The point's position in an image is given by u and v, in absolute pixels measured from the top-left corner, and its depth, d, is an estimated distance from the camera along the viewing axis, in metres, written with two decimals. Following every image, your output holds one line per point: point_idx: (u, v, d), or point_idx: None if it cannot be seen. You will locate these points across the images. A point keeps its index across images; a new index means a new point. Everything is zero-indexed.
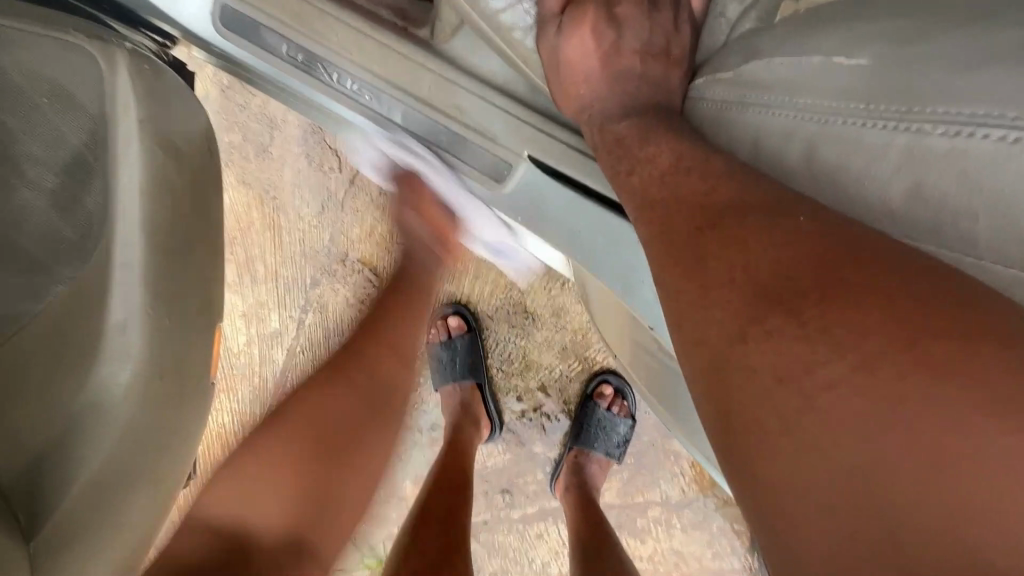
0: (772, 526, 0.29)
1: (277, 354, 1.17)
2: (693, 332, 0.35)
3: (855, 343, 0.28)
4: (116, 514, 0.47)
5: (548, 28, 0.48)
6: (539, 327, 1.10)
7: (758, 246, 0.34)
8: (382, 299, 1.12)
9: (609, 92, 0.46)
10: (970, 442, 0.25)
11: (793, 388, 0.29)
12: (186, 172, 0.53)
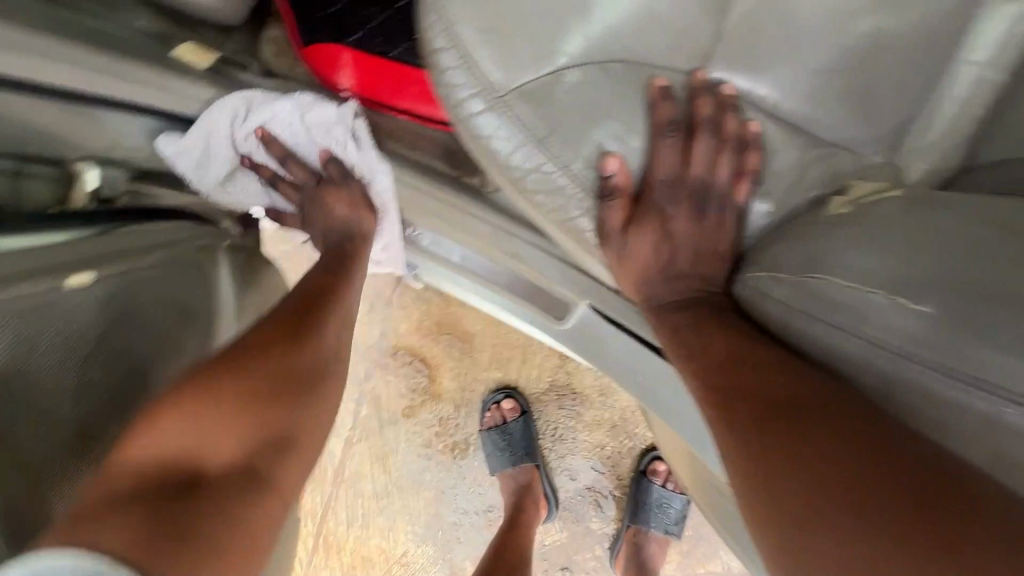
0: None
1: (335, 445, 1.22)
2: (731, 459, 0.35)
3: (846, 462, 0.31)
4: None
5: (609, 241, 0.44)
6: (588, 407, 1.12)
7: (776, 408, 0.35)
8: (433, 388, 1.16)
9: (667, 286, 0.46)
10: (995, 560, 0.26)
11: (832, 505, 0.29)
12: None
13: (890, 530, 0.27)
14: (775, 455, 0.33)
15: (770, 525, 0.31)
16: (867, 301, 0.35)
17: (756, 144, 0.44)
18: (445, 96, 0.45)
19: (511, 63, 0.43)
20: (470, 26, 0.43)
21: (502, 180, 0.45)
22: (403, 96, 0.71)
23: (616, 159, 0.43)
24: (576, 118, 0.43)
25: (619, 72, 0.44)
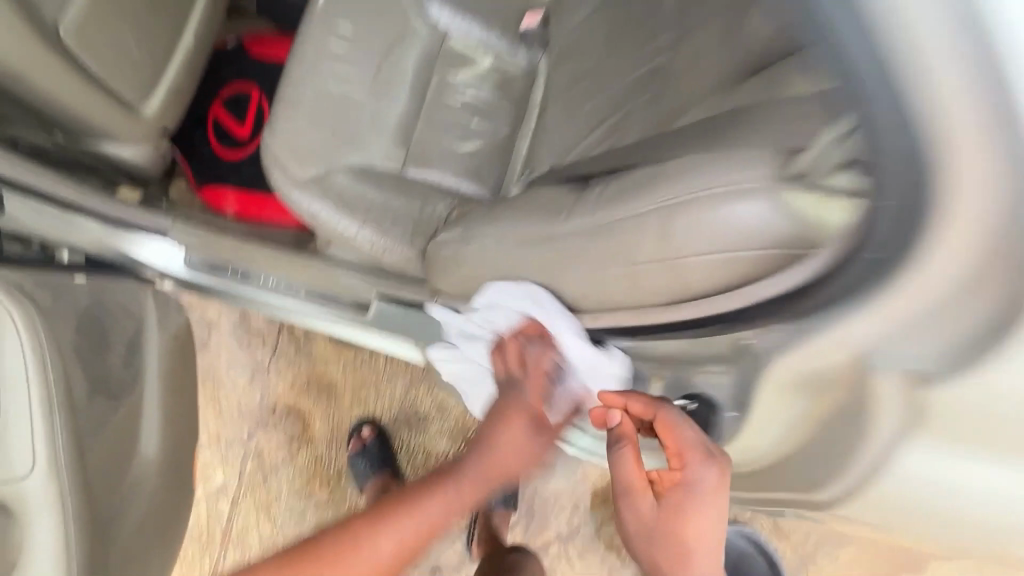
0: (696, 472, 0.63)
1: (224, 505, 1.43)
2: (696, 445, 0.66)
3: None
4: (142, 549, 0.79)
5: (357, 234, 0.95)
6: (430, 423, 1.47)
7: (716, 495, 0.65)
8: (307, 433, 1.47)
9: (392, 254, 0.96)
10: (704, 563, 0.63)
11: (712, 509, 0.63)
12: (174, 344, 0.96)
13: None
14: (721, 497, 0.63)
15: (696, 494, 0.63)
16: (452, 231, 0.87)
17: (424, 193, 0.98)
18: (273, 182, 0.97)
19: (302, 164, 0.95)
20: (282, 153, 0.96)
21: (304, 216, 0.96)
22: (267, 210, 1.21)
23: (355, 198, 0.95)
24: (335, 184, 0.95)
25: (355, 167, 0.97)
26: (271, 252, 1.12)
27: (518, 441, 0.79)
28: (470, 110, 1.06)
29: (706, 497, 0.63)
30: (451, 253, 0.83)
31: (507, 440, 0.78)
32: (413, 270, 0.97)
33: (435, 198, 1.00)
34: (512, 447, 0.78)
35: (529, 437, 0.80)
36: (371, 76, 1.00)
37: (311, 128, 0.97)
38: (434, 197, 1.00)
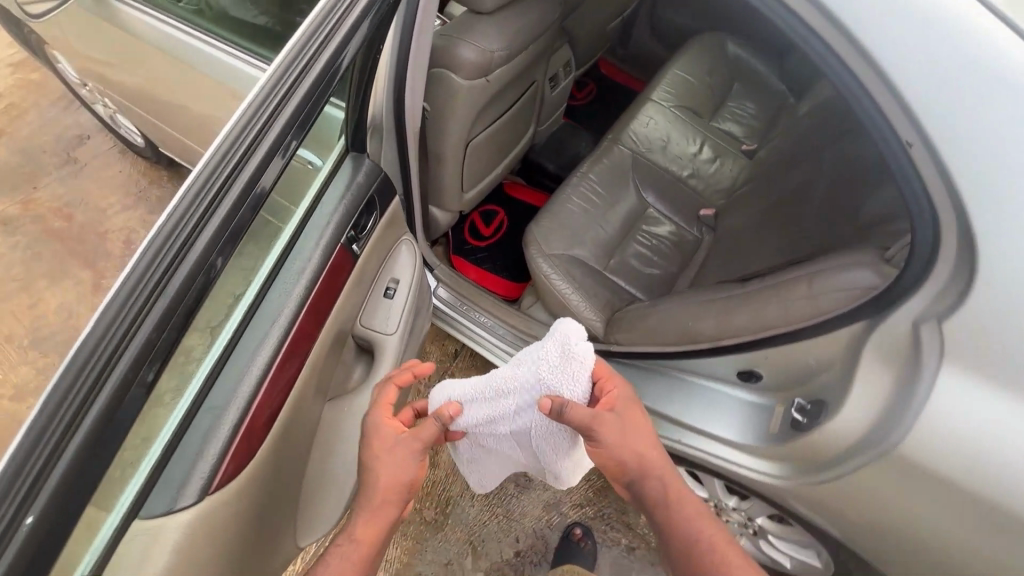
0: (622, 408, 0.91)
1: None
2: (615, 396, 0.92)
3: (698, 508, 0.92)
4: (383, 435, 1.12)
5: (571, 295, 1.42)
6: (534, 488, 1.70)
7: (636, 419, 0.93)
8: (434, 457, 1.76)
9: (588, 315, 1.40)
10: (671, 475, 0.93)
11: (643, 417, 0.94)
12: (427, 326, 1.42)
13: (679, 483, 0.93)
14: (644, 424, 0.94)
15: (632, 424, 0.91)
16: (638, 307, 1.31)
17: (614, 287, 1.48)
18: (525, 251, 1.50)
19: (547, 245, 1.48)
20: (537, 235, 1.50)
21: (537, 276, 1.45)
22: (491, 280, 1.77)
23: (574, 274, 1.45)
24: (564, 263, 1.46)
25: (577, 258, 1.49)
26: (492, 302, 1.62)
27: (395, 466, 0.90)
28: (654, 250, 1.58)
29: (630, 411, 0.92)
30: (637, 320, 1.25)
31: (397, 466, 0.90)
32: (594, 331, 1.40)
33: (620, 293, 1.48)
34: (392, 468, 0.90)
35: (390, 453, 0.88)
36: (598, 213, 1.59)
37: (557, 228, 1.52)
38: (619, 292, 1.48)
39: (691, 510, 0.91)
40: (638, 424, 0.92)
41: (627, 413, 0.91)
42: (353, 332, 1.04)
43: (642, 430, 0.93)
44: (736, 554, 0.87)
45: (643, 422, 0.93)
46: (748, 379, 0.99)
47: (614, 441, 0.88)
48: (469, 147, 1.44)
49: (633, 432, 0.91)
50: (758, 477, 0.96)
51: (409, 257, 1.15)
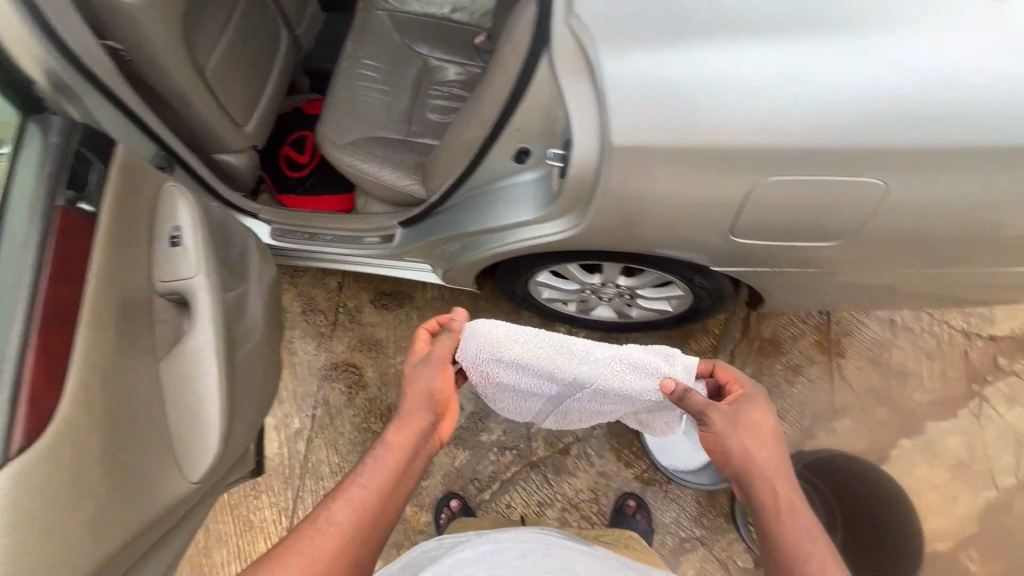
0: (748, 404, 1.00)
1: (300, 444, 1.77)
2: (752, 397, 1.02)
3: (770, 459, 0.96)
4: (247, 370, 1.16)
5: (380, 170, 1.41)
6: None
7: (768, 424, 0.99)
8: (362, 380, 1.83)
9: (404, 181, 1.41)
10: (791, 484, 0.95)
11: (774, 423, 1.00)
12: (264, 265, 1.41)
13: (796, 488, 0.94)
14: (773, 429, 0.99)
15: (757, 420, 0.99)
16: (435, 149, 1.32)
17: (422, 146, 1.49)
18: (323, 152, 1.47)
19: (340, 137, 1.45)
20: (328, 132, 1.46)
21: (344, 168, 1.44)
22: (323, 200, 1.72)
23: (376, 150, 1.43)
24: (363, 144, 1.44)
25: (375, 136, 1.47)
26: (328, 215, 1.60)
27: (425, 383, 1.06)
28: (448, 97, 1.57)
29: (760, 414, 1.00)
30: (441, 161, 1.28)
31: (424, 375, 1.07)
32: (417, 193, 1.41)
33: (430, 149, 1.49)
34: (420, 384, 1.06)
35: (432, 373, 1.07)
36: (381, 86, 1.56)
37: (343, 116, 1.49)
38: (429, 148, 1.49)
39: (807, 523, 0.90)
40: (765, 431, 0.98)
41: (749, 411, 1.00)
42: (156, 290, 1.03)
43: (768, 438, 0.98)
44: (805, 526, 0.90)
45: (773, 433, 0.98)
46: (521, 155, 1.04)
47: (720, 429, 0.97)
48: (208, 75, 1.35)
49: (757, 431, 0.98)
50: (558, 231, 1.03)
51: (182, 198, 1.10)
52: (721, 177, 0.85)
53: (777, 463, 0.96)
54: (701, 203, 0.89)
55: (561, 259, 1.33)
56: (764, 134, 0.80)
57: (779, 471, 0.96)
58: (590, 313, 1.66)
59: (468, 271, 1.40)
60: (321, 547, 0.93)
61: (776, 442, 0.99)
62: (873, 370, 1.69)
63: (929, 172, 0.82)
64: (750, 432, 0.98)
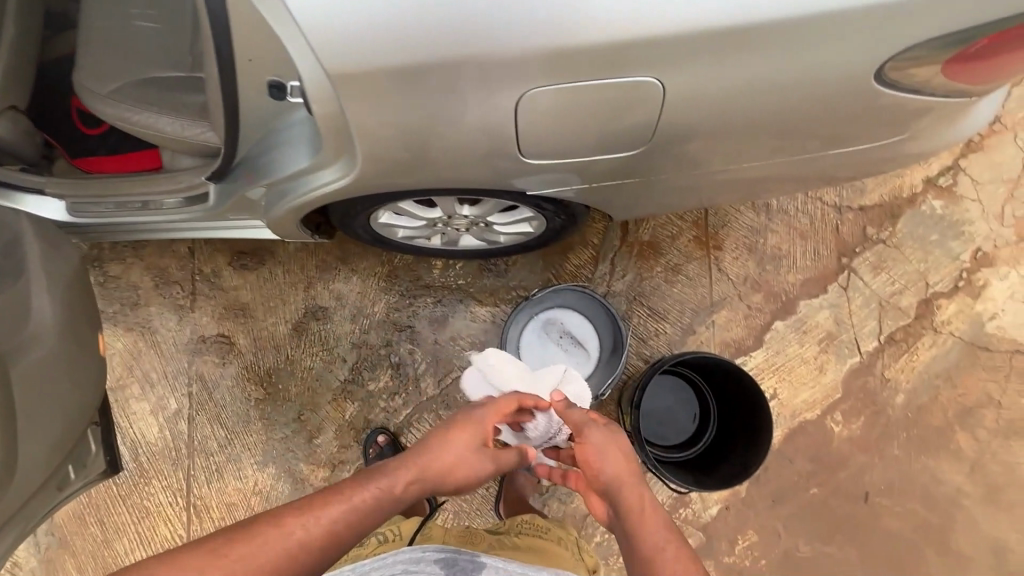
0: (609, 436, 1.06)
1: (182, 424, 1.68)
2: (617, 432, 1.09)
3: (636, 484, 0.99)
4: (38, 382, 1.04)
5: (158, 119, 1.18)
6: (334, 313, 1.72)
7: (628, 454, 1.04)
8: (235, 348, 1.72)
9: (190, 129, 1.19)
10: (651, 510, 0.96)
11: (632, 454, 1.04)
12: (53, 251, 1.21)
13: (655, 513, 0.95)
14: (633, 461, 1.03)
15: (619, 447, 1.04)
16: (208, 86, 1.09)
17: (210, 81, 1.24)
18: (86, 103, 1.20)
19: (99, 83, 1.19)
20: (84, 79, 1.20)
21: (116, 122, 1.19)
22: (126, 160, 1.45)
23: (149, 96, 1.19)
24: (130, 90, 1.19)
25: (144, 74, 1.21)
26: (129, 178, 1.37)
27: (453, 447, 1.05)
28: None
29: (623, 442, 1.05)
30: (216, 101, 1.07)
31: (456, 449, 1.05)
32: (212, 141, 1.20)
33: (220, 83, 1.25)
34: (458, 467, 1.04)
35: (468, 459, 1.05)
36: (143, 9, 1.26)
37: (101, 57, 1.21)
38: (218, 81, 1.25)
39: (664, 540, 0.92)
40: (629, 461, 1.02)
41: (611, 440, 1.04)
42: None
43: (631, 467, 1.02)
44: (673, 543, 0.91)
45: (634, 467, 1.02)
46: (274, 87, 0.87)
47: (599, 455, 1.01)
48: None
49: (617, 459, 1.02)
50: (342, 174, 0.92)
51: None
52: (480, 97, 0.82)
53: (639, 490, 0.98)
54: (473, 126, 0.86)
55: (387, 198, 1.19)
56: (505, 45, 0.76)
57: (640, 496, 0.97)
58: (456, 245, 1.55)
59: (292, 225, 1.25)
60: (272, 565, 0.79)
61: (637, 476, 1.01)
62: (749, 257, 1.68)
63: (695, 66, 0.80)
64: (614, 460, 1.01)
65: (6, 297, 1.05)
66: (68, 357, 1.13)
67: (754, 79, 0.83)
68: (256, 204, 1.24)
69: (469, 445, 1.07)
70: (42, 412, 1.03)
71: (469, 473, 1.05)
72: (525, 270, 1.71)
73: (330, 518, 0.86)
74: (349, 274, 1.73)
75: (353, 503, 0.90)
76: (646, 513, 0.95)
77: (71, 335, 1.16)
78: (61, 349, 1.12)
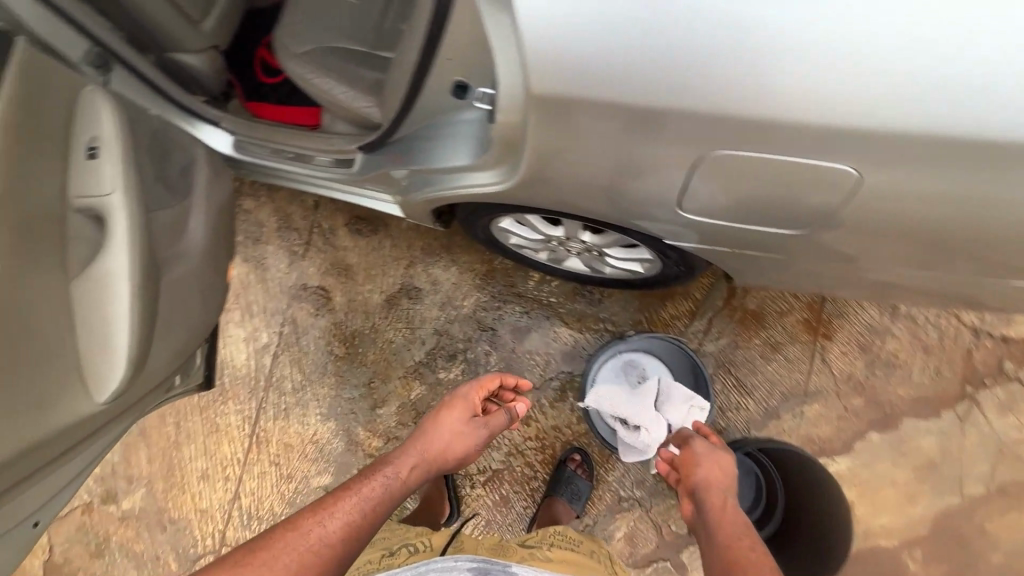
0: (713, 448, 1.21)
1: (266, 359, 1.81)
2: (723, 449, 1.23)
3: (728, 492, 1.11)
4: (178, 296, 1.15)
5: (335, 88, 1.27)
6: (425, 296, 1.78)
7: (727, 466, 1.17)
8: (330, 303, 1.82)
9: (359, 103, 1.28)
10: (737, 515, 1.06)
11: (732, 470, 1.17)
12: (213, 181, 1.34)
13: (738, 517, 1.05)
14: (731, 476, 1.16)
15: (721, 460, 1.18)
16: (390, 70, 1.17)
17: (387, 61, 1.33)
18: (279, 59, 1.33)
19: (293, 44, 1.30)
20: (283, 37, 1.32)
21: (299, 82, 1.31)
22: (290, 114, 1.59)
23: (333, 65, 1.29)
24: (319, 56, 1.30)
25: (334, 45, 1.31)
26: (291, 130, 1.50)
27: (445, 428, 1.20)
28: None
29: (724, 458, 1.19)
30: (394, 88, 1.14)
31: (444, 433, 1.20)
32: (374, 116, 1.28)
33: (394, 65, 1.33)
34: (454, 445, 1.20)
35: (451, 430, 1.20)
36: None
37: (301, 22, 1.33)
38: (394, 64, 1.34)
39: (735, 534, 1.01)
40: (726, 473, 1.15)
41: (718, 454, 1.19)
42: (71, 206, 0.99)
43: (729, 481, 1.14)
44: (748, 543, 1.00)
45: (732, 480, 1.15)
46: (458, 88, 0.91)
47: (696, 458, 1.18)
48: None
49: (715, 467, 1.16)
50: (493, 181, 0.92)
51: (100, 106, 1.04)
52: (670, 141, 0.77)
53: (730, 500, 1.10)
54: (646, 166, 0.82)
55: (517, 209, 1.21)
56: (705, 102, 0.72)
57: (729, 503, 1.09)
58: (560, 264, 1.56)
59: (423, 210, 1.31)
60: (307, 560, 0.93)
61: (732, 486, 1.14)
62: (859, 357, 1.57)
63: (899, 164, 0.74)
64: (714, 470, 1.15)
65: (172, 214, 1.18)
66: (204, 278, 1.25)
67: (952, 185, 0.76)
68: (396, 183, 1.31)
69: (454, 421, 1.21)
70: (174, 323, 1.13)
71: (454, 443, 1.20)
72: (619, 306, 1.69)
73: (346, 512, 1.02)
74: (449, 263, 1.79)
75: (364, 493, 1.06)
76: (732, 517, 1.05)
77: (210, 260, 1.28)
78: (200, 270, 1.23)
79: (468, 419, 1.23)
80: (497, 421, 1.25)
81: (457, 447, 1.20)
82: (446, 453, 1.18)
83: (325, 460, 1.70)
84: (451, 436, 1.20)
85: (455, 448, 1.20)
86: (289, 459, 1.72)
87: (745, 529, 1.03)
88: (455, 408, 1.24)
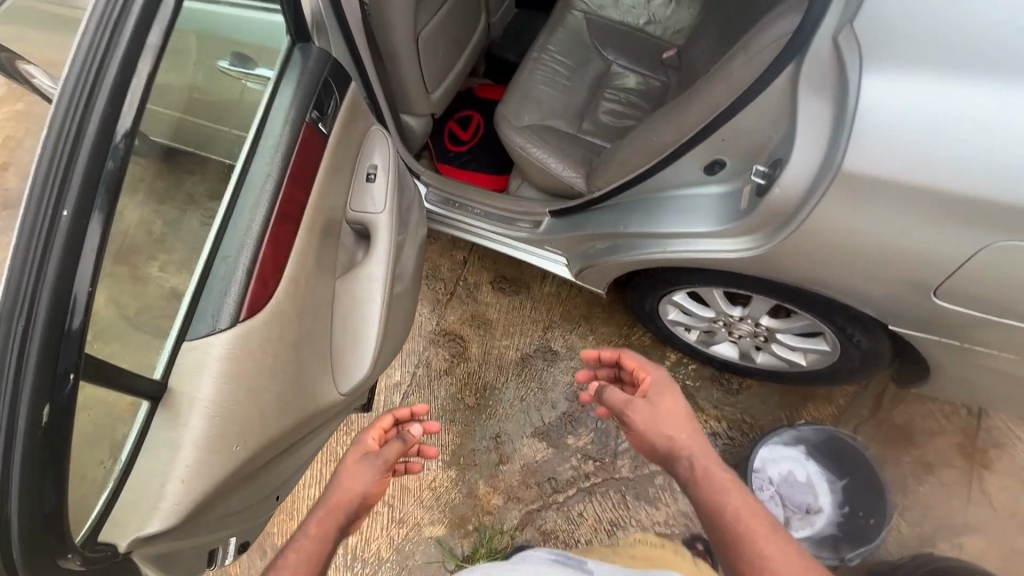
0: (658, 385, 1.20)
1: (396, 396, 1.85)
2: (662, 378, 1.23)
3: (689, 437, 1.12)
4: (394, 314, 1.24)
5: (550, 160, 1.46)
6: (560, 359, 1.83)
7: (670, 402, 1.17)
8: (465, 352, 1.89)
9: (568, 174, 1.45)
10: (707, 457, 1.08)
11: (686, 411, 1.15)
12: (420, 221, 1.50)
13: (704, 461, 1.08)
14: (688, 419, 1.14)
15: (666, 401, 1.17)
16: (610, 149, 1.35)
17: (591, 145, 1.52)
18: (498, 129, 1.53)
19: (516, 119, 1.52)
20: (506, 111, 1.53)
21: (515, 150, 1.50)
22: (476, 179, 1.84)
23: (548, 141, 1.49)
24: (537, 133, 1.50)
25: (549, 126, 1.54)
26: (482, 190, 1.68)
27: (355, 472, 1.14)
28: (622, 103, 1.60)
29: (666, 395, 1.18)
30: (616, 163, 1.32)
31: (362, 476, 1.13)
32: (578, 187, 1.44)
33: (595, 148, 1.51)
34: (352, 478, 1.13)
35: (354, 467, 1.15)
36: (566, 79, 1.62)
37: (522, 102, 1.55)
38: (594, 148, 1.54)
39: (728, 486, 1.02)
40: (679, 410, 1.16)
41: (666, 392, 1.18)
42: (346, 217, 1.13)
43: (685, 417, 1.14)
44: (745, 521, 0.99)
45: (687, 420, 1.14)
46: (709, 164, 1.04)
47: (642, 417, 1.16)
48: (420, 40, 1.45)
49: (661, 409, 1.16)
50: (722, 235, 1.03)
51: (383, 143, 1.22)
52: (945, 234, 0.83)
53: (696, 442, 1.11)
54: (906, 252, 0.87)
55: (708, 283, 1.29)
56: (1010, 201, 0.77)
57: (695, 451, 1.10)
58: (710, 347, 1.61)
59: (606, 273, 1.41)
60: None
61: (690, 424, 1.14)
62: (1021, 493, 1.49)
63: None
64: (663, 416, 1.15)
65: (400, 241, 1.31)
66: (407, 304, 1.35)
67: None
68: (584, 245, 1.43)
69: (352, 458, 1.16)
70: (389, 338, 1.21)
71: (354, 479, 1.12)
72: (758, 398, 1.68)
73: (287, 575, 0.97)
74: (586, 331, 1.86)
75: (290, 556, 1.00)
76: (709, 465, 1.06)
77: (412, 289, 1.39)
78: (407, 295, 1.33)
79: (362, 457, 1.18)
80: (388, 451, 1.20)
81: (365, 483, 1.11)
82: (359, 496, 1.11)
83: (441, 510, 1.67)
84: (350, 474, 1.13)
85: (364, 487, 1.11)
86: (405, 502, 1.69)
87: (723, 476, 1.05)
88: (349, 456, 1.19)
